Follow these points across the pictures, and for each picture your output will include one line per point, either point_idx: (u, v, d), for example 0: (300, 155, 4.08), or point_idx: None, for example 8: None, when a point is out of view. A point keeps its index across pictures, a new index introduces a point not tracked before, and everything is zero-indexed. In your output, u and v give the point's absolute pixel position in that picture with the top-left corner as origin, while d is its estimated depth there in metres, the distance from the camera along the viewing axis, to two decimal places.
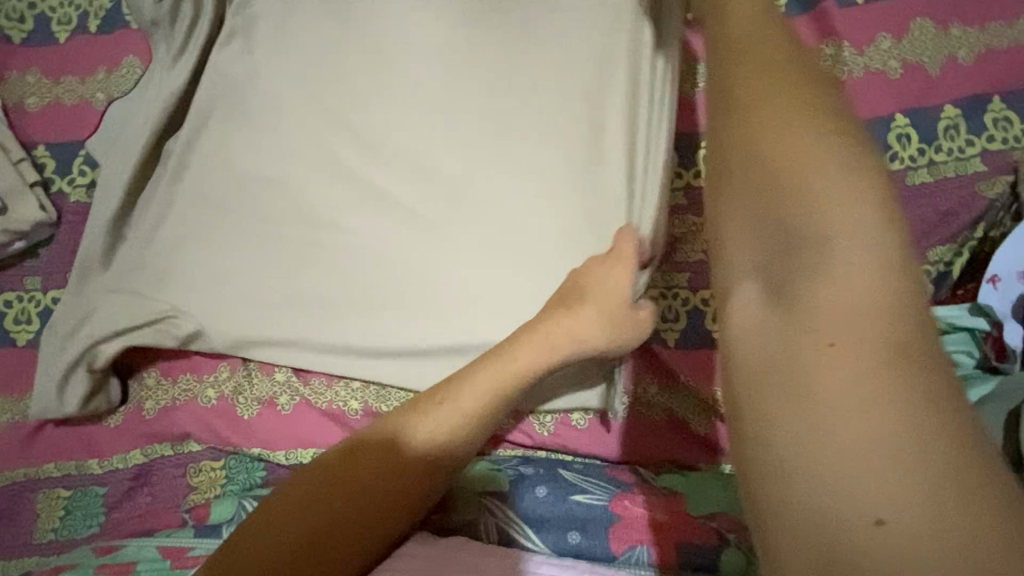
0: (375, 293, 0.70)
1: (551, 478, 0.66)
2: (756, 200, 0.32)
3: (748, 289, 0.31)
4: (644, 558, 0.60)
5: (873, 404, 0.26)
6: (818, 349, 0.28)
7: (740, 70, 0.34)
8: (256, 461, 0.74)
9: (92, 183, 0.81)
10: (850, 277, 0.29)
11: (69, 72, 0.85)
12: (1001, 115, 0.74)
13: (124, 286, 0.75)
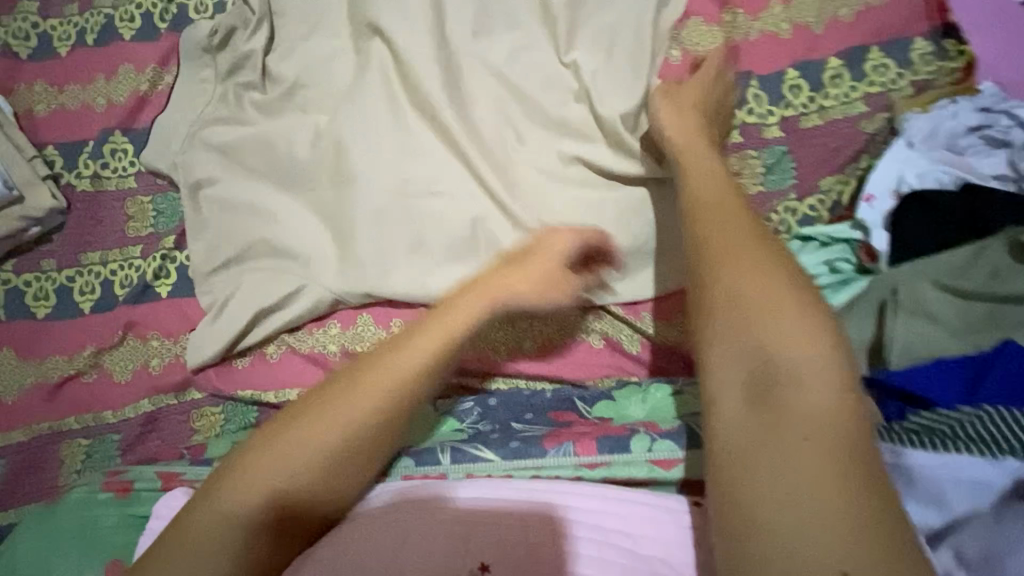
0: (360, 259, 0.84)
1: (502, 426, 0.81)
2: (752, 376, 0.50)
3: (738, 399, 0.50)
4: (570, 452, 0.74)
5: (784, 432, 0.46)
6: (781, 450, 0.45)
7: (703, 224, 0.62)
8: (249, 406, 0.85)
9: (96, 175, 0.93)
10: (808, 402, 0.47)
11: (70, 81, 0.97)
12: (879, 61, 0.84)
13: (229, 277, 0.87)
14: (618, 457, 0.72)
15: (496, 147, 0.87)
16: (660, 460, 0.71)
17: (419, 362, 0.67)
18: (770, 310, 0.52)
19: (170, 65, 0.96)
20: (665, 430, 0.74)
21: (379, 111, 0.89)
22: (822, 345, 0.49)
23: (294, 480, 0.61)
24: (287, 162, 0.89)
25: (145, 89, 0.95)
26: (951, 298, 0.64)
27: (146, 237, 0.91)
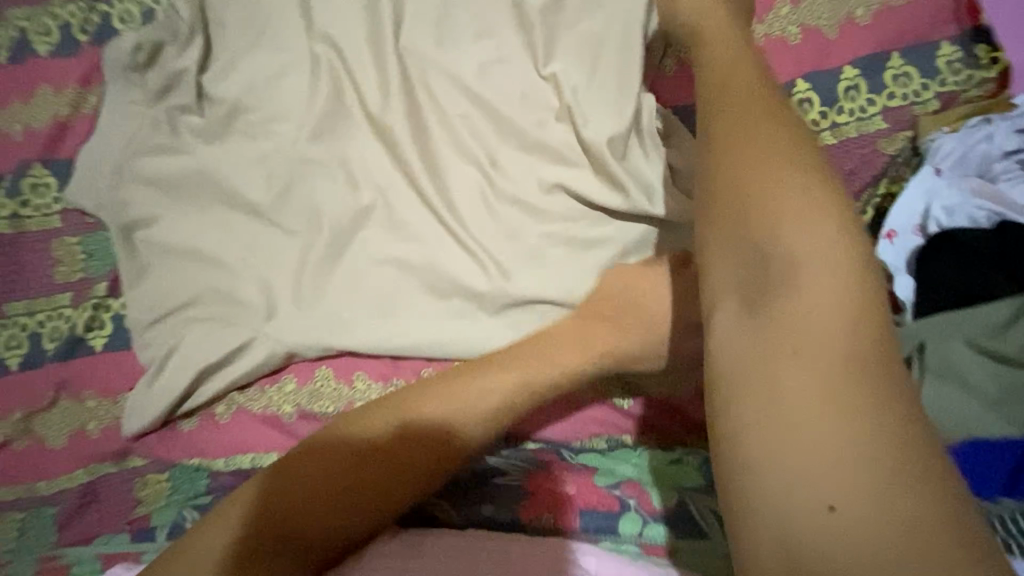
0: (316, 312, 0.75)
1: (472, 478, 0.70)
2: (739, 239, 0.43)
3: (731, 304, 0.42)
4: (548, 524, 0.66)
5: (788, 343, 0.38)
6: (787, 363, 0.37)
7: (721, 135, 0.48)
8: (199, 470, 0.75)
9: (14, 214, 0.82)
10: (814, 303, 0.39)
11: None
12: (901, 70, 0.74)
13: (170, 326, 0.77)
14: (603, 539, 0.63)
15: (471, 180, 0.77)
16: (650, 547, 0.62)
17: (480, 388, 0.58)
18: (772, 181, 0.44)
19: (96, 84, 0.85)
20: (657, 509, 0.66)
21: (337, 140, 0.79)
22: (824, 204, 0.42)
23: (276, 517, 0.49)
24: (233, 198, 0.79)
25: (68, 115, 0.84)
26: (985, 360, 0.56)
27: (77, 284, 0.81)
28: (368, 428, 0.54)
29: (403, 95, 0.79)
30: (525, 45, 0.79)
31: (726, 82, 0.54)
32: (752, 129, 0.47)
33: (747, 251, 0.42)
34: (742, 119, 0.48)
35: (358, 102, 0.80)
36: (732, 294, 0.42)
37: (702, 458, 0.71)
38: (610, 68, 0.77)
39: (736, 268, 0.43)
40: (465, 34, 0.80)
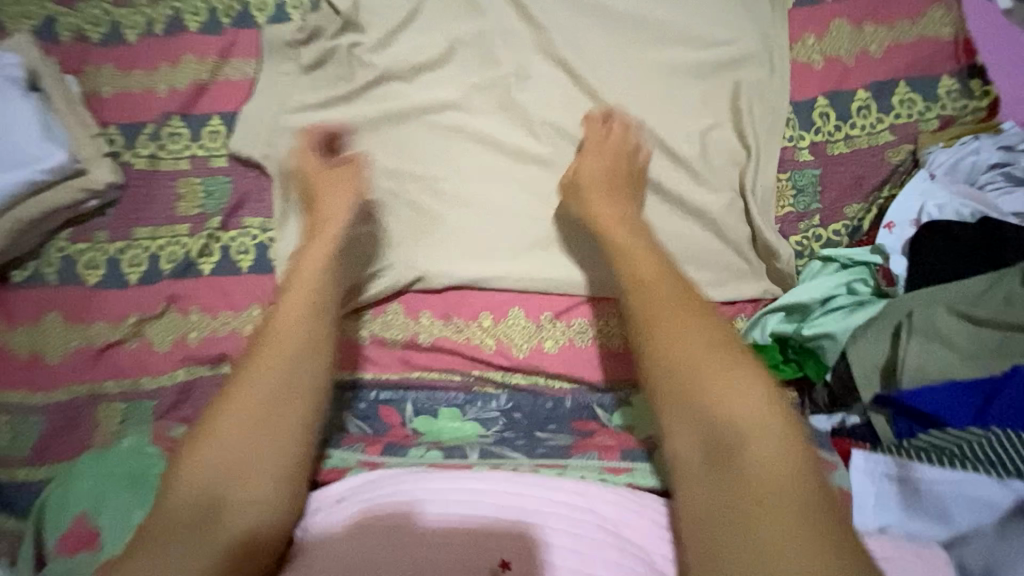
0: (398, 256, 0.90)
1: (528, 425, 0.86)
2: (688, 426, 0.62)
3: (693, 454, 0.61)
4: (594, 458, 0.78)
5: (733, 496, 0.56)
6: (745, 526, 0.54)
7: (655, 330, 0.68)
8: None
9: (153, 156, 0.99)
10: (757, 463, 0.57)
11: (139, 67, 1.04)
12: (906, 96, 0.88)
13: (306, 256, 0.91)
14: (640, 466, 0.75)
15: (540, 163, 0.94)
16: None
17: (278, 378, 0.70)
18: (704, 375, 0.62)
19: (231, 56, 1.03)
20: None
21: (429, 121, 0.97)
22: (744, 377, 0.62)
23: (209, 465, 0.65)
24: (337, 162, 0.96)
25: (206, 79, 1.01)
26: (963, 323, 0.67)
27: (195, 217, 0.96)
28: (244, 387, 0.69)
29: (483, 90, 0.98)
30: (591, 57, 0.96)
31: (639, 284, 0.73)
32: (670, 302, 0.69)
33: (709, 448, 0.60)
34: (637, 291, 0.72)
35: (450, 92, 0.98)
36: (688, 449, 0.61)
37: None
38: (660, 84, 0.94)
39: (687, 438, 0.62)
40: (539, 44, 0.98)
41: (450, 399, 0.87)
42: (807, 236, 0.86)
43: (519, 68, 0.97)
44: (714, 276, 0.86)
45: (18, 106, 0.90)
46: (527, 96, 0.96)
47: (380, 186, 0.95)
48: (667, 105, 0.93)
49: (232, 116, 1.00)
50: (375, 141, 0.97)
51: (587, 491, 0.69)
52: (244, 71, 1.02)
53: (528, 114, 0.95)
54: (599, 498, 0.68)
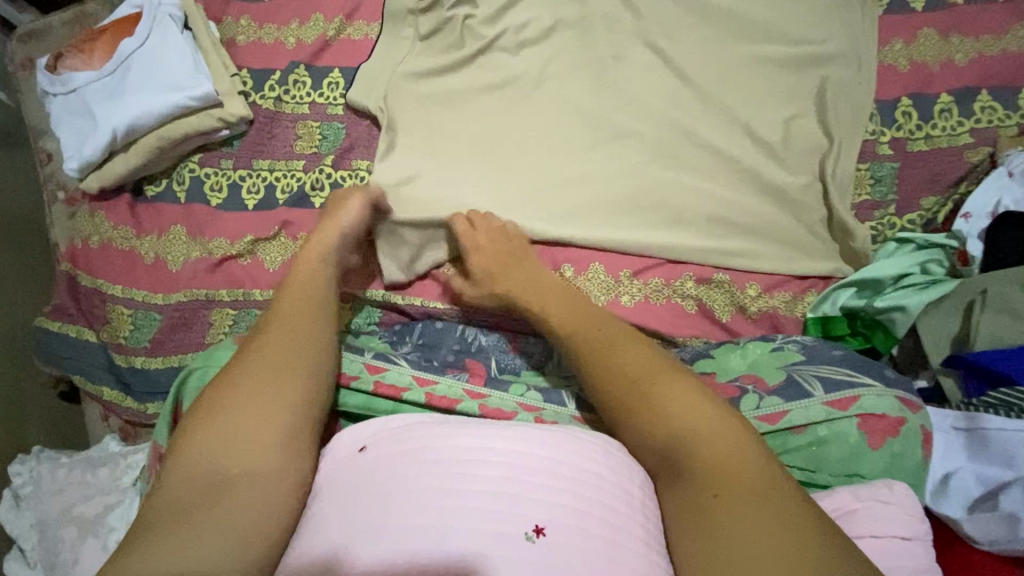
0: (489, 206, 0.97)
1: None
2: (646, 438, 0.66)
3: (655, 466, 0.65)
4: None
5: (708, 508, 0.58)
6: (708, 528, 0.57)
7: (589, 349, 0.74)
8: (375, 307, 0.98)
9: (278, 98, 1.10)
10: (710, 457, 0.61)
11: (270, 20, 1.15)
12: (987, 104, 0.92)
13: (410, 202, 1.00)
14: None
15: (630, 135, 0.99)
16: (767, 416, 0.69)
17: (268, 356, 0.70)
18: (646, 387, 0.68)
19: (355, 18, 1.13)
20: (773, 387, 0.71)
21: (530, 90, 1.04)
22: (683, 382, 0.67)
23: (228, 427, 0.64)
24: (441, 116, 1.03)
25: (331, 35, 1.12)
26: None
27: (310, 155, 1.06)
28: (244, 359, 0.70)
29: (582, 66, 1.04)
30: (688, 44, 1.03)
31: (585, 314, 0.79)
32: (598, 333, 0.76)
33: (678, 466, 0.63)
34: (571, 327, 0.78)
35: (550, 64, 1.05)
36: (652, 460, 0.65)
37: (802, 345, 0.75)
38: (752, 73, 1.00)
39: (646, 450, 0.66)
40: (639, 28, 1.05)
41: (529, 346, 0.92)
42: (881, 223, 0.90)
43: (617, 48, 1.04)
44: (790, 251, 0.90)
45: (175, 44, 1.04)
46: (623, 75, 1.03)
47: (478, 141, 1.02)
48: (757, 92, 0.99)
49: (351, 70, 1.10)
50: (476, 103, 1.04)
51: (611, 464, 0.64)
52: (365, 32, 1.12)
53: (623, 89, 1.02)
54: (621, 470, 0.64)
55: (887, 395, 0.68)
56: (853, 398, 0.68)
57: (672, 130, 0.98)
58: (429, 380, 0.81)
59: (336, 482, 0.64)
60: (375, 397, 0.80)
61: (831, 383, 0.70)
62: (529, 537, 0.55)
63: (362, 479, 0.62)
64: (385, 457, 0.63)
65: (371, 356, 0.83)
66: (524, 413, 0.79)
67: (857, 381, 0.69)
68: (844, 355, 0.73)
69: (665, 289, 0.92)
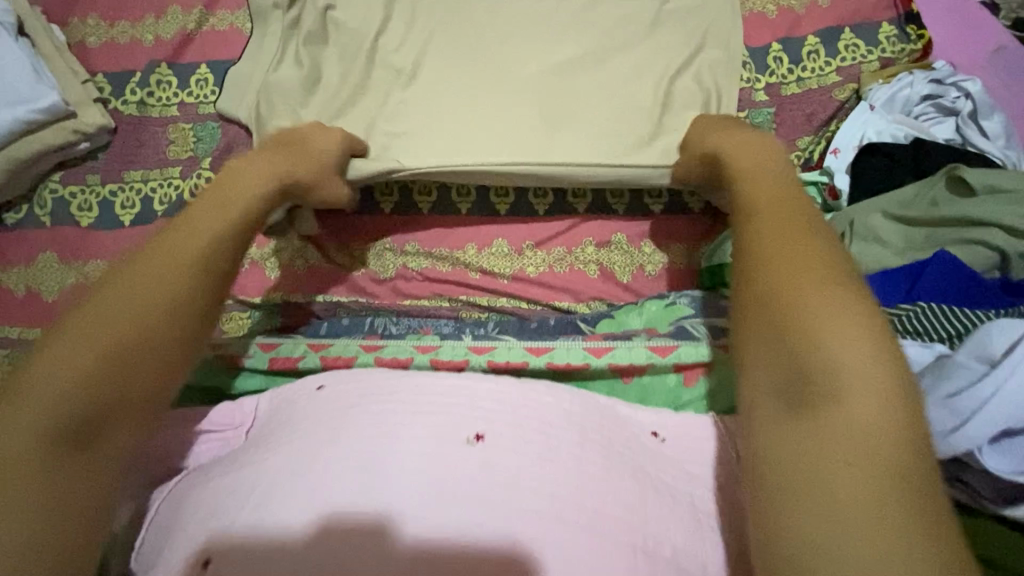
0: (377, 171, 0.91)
1: (519, 328, 0.87)
2: (773, 347, 0.48)
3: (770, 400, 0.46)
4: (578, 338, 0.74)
5: (848, 468, 0.40)
6: (799, 463, 0.42)
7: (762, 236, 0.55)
8: (273, 311, 0.91)
9: (141, 102, 1.01)
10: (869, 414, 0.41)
11: (122, 18, 1.05)
12: (851, 41, 0.96)
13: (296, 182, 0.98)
14: (624, 346, 0.72)
15: (519, 106, 0.97)
16: (657, 348, 0.71)
17: (164, 295, 0.53)
18: (792, 294, 0.48)
19: (217, 7, 1.05)
20: (663, 332, 0.74)
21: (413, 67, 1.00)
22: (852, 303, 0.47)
23: (97, 360, 0.49)
24: (322, 105, 0.98)
25: (192, 29, 1.04)
26: (897, 224, 0.75)
27: (186, 160, 0.99)
28: (131, 282, 0.53)
29: (464, 39, 1.01)
30: (567, 7, 1.02)
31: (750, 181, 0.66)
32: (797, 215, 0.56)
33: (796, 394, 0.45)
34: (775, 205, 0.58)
35: (431, 38, 1.02)
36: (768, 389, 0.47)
37: (692, 297, 0.76)
38: (633, 31, 0.99)
39: (769, 370, 0.47)
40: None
41: (440, 326, 0.89)
42: None
43: (497, 16, 1.02)
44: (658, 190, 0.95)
45: (8, 50, 0.93)
46: (504, 44, 1.01)
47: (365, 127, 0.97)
48: (639, 48, 0.98)
49: (219, 65, 1.03)
50: (358, 87, 0.99)
51: (550, 401, 0.65)
52: (229, 21, 1.05)
53: (507, 58, 1.00)
54: (562, 408, 0.64)
55: None
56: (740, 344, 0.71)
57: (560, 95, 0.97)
58: (324, 344, 0.78)
59: (293, 421, 0.64)
60: (270, 375, 0.77)
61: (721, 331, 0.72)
62: (454, 464, 0.57)
63: (314, 415, 0.63)
64: (338, 395, 0.66)
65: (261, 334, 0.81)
66: (421, 355, 0.76)
67: None
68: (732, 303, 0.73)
69: (565, 255, 0.93)
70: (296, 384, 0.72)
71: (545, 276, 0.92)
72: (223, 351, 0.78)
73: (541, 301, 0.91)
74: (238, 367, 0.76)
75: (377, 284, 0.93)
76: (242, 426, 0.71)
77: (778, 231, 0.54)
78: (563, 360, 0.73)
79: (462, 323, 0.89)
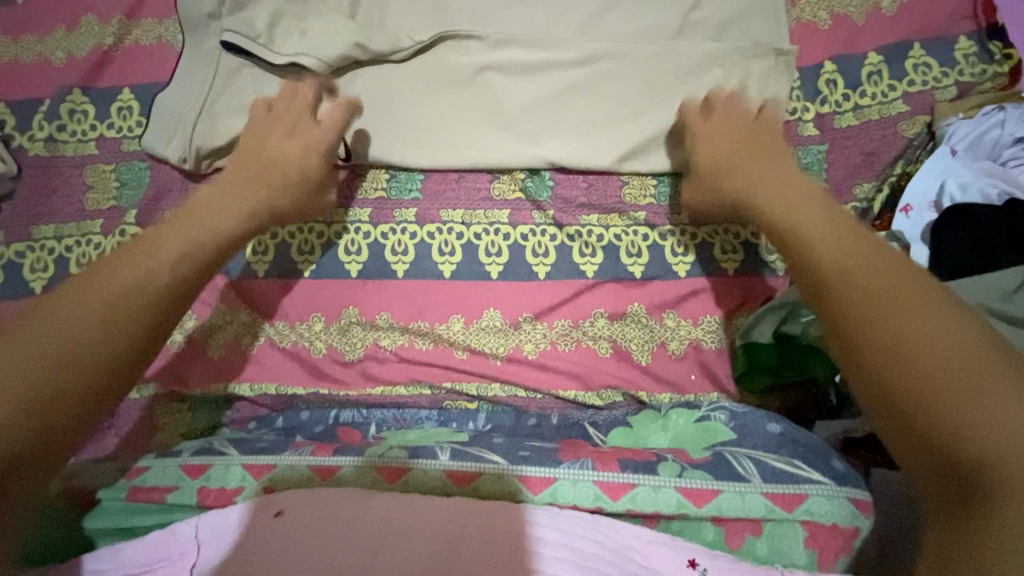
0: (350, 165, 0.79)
1: (511, 429, 0.73)
2: (871, 389, 0.43)
3: (907, 455, 0.42)
4: (589, 466, 0.61)
5: None
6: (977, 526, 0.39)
7: (819, 252, 0.49)
8: (221, 403, 0.77)
9: (52, 138, 0.83)
10: (990, 459, 0.38)
11: (26, 31, 0.86)
12: (921, 60, 0.77)
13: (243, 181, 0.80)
14: (645, 483, 0.59)
15: (511, 141, 0.79)
16: (690, 493, 0.58)
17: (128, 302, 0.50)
18: (886, 327, 0.43)
19: (141, 16, 0.86)
20: (695, 459, 0.62)
21: (376, 89, 0.80)
22: (945, 329, 0.41)
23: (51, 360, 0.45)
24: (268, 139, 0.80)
25: (110, 44, 0.85)
26: (991, 323, 0.59)
27: (108, 211, 0.81)
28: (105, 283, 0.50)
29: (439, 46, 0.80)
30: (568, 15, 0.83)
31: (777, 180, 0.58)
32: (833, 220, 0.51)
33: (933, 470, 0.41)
34: (796, 204, 0.54)
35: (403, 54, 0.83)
36: (896, 438, 0.43)
37: (730, 413, 0.67)
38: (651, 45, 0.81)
39: (885, 420, 0.43)
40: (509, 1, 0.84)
41: (421, 421, 0.76)
42: None
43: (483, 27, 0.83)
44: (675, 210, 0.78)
45: None
46: (493, 55, 0.80)
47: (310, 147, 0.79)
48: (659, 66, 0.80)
49: (143, 90, 0.83)
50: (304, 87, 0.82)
51: (562, 526, 0.56)
52: (158, 34, 0.85)
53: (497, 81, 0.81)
54: (575, 531, 0.55)
55: (838, 497, 0.56)
56: (799, 497, 0.57)
57: (558, 129, 0.79)
58: (265, 468, 0.64)
59: (265, 543, 0.56)
60: (201, 511, 0.62)
61: (771, 474, 0.59)
62: None
63: (286, 536, 0.56)
64: (316, 516, 0.57)
65: (191, 456, 0.66)
66: (389, 484, 0.62)
67: (802, 476, 0.58)
68: (781, 433, 0.64)
69: (567, 329, 0.77)
70: (249, 506, 0.59)
71: (544, 355, 0.76)
72: (134, 486, 0.63)
73: (543, 389, 0.76)
74: (161, 503, 0.62)
75: (339, 369, 0.77)
76: (174, 563, 0.57)
77: (835, 245, 0.48)
78: (566, 500, 0.59)
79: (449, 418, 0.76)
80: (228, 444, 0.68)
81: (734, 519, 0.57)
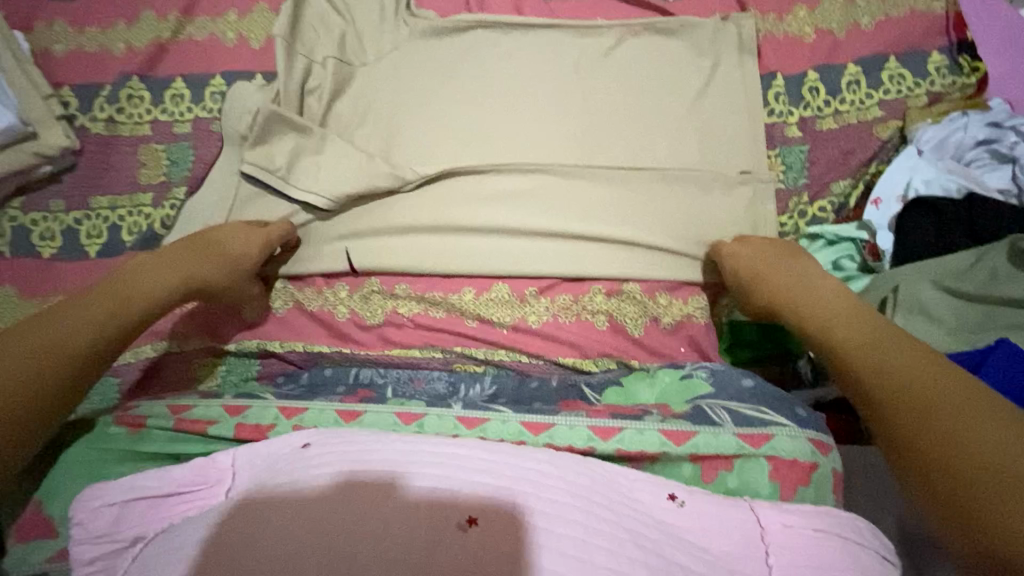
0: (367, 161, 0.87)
1: (512, 394, 0.80)
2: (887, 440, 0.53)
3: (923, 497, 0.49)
4: (583, 414, 0.69)
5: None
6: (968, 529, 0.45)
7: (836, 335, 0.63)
8: (252, 359, 0.85)
9: (111, 119, 0.92)
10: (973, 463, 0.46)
11: (92, 23, 0.96)
12: (897, 71, 0.85)
13: (276, 168, 0.86)
14: (633, 427, 0.67)
15: (522, 136, 0.88)
16: (672, 435, 0.66)
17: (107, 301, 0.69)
18: (895, 392, 0.54)
19: (196, 15, 0.96)
20: (678, 410, 0.70)
21: (405, 92, 0.92)
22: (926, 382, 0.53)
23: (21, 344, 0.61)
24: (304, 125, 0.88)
25: (166, 37, 0.94)
26: (949, 297, 0.67)
27: (158, 185, 0.90)
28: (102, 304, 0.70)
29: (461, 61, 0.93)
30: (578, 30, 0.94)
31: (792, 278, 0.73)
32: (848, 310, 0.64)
33: (948, 509, 0.46)
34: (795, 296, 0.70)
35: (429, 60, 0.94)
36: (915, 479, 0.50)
37: (710, 371, 0.74)
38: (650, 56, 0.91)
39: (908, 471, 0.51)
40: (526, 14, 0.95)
41: (433, 380, 0.82)
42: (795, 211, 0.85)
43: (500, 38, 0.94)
44: (670, 216, 0.85)
45: None
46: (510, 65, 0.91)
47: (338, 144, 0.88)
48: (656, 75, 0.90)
49: (194, 78, 0.93)
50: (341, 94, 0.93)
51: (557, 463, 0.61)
52: (209, 30, 0.95)
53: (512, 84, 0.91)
54: (569, 467, 0.61)
55: (800, 437, 0.65)
56: (766, 437, 0.65)
57: (563, 126, 0.89)
58: (298, 410, 0.72)
59: (285, 468, 0.60)
60: (237, 444, 0.71)
61: (741, 419, 0.67)
62: (461, 527, 0.53)
63: (305, 460, 0.61)
64: (333, 445, 0.62)
65: (231, 397, 0.74)
66: (406, 425, 0.70)
67: (769, 421, 0.67)
68: (754, 386, 0.71)
69: (567, 303, 0.84)
70: (277, 442, 0.66)
71: (546, 325, 0.84)
72: (179, 419, 0.71)
73: (544, 356, 0.83)
74: (205, 433, 0.70)
75: (361, 332, 0.85)
76: (214, 486, 0.65)
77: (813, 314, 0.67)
78: (563, 440, 0.67)
79: (460, 380, 0.83)
80: (264, 391, 0.76)
81: (711, 455, 0.65)
